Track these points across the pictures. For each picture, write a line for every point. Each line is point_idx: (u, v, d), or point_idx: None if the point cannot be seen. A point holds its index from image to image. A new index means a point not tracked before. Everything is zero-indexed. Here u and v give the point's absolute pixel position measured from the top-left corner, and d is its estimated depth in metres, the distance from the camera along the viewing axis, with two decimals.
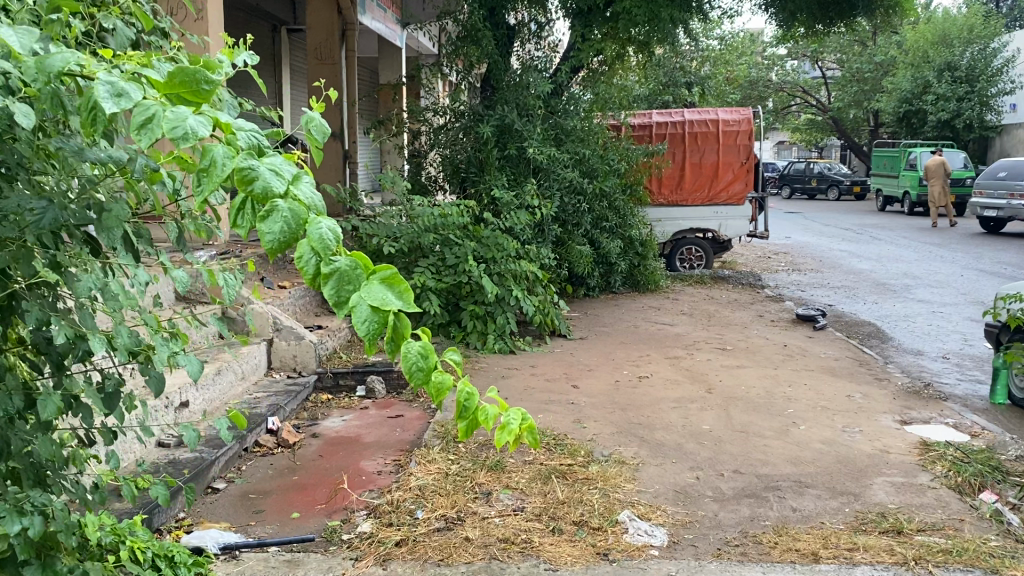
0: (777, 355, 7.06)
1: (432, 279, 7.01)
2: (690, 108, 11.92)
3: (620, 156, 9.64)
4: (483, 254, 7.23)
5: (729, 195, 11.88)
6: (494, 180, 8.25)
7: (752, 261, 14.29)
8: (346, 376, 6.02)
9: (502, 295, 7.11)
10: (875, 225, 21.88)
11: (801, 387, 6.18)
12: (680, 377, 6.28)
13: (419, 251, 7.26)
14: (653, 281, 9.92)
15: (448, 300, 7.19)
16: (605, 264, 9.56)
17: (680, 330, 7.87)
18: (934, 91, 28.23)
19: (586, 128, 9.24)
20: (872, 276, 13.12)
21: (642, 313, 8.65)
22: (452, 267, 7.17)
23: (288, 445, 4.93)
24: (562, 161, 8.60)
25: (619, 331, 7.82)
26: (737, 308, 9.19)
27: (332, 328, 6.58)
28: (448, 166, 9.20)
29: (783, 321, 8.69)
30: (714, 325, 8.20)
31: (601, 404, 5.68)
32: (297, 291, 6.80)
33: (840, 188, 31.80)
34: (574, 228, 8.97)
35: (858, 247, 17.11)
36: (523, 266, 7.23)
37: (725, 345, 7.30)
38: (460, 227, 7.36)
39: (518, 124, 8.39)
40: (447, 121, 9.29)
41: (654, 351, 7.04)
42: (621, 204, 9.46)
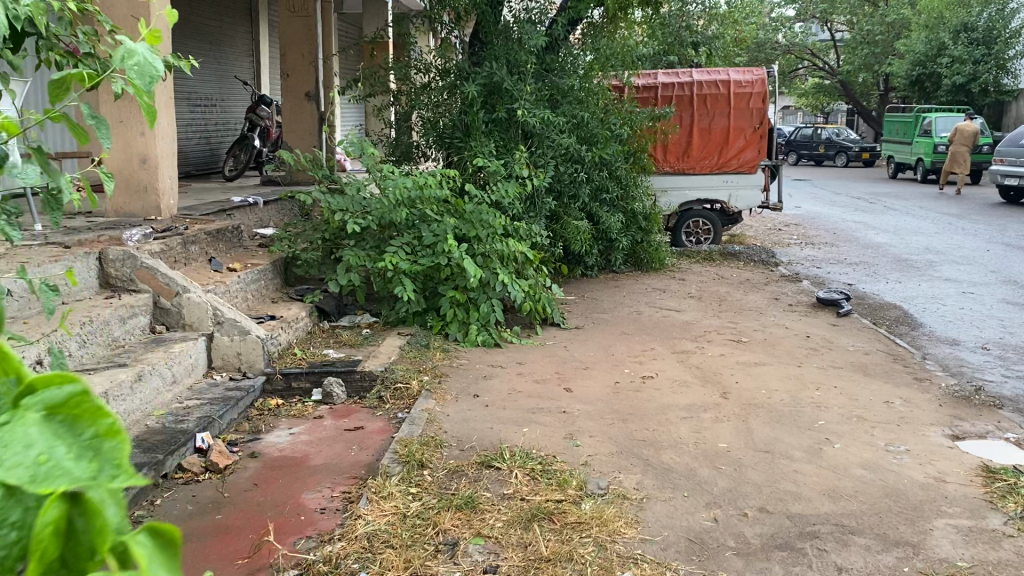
0: (799, 350, 6.18)
1: (405, 259, 6.13)
2: (699, 68, 10.93)
3: (622, 121, 8.67)
4: (465, 231, 6.34)
5: (740, 162, 10.96)
6: (481, 146, 7.33)
7: (763, 234, 13.38)
8: (299, 377, 5.18)
9: (486, 278, 6.23)
10: (888, 194, 20.89)
11: (831, 391, 5.30)
12: (689, 379, 5.40)
13: (393, 228, 6.38)
14: (658, 259, 8.99)
15: (425, 284, 6.31)
16: (605, 241, 8.61)
17: (687, 318, 6.98)
18: (949, 54, 27.08)
19: (586, 85, 8.25)
20: (892, 251, 12.21)
21: (645, 296, 7.75)
22: (429, 246, 6.29)
23: (218, 469, 4.10)
24: (559, 125, 7.66)
25: (619, 318, 6.93)
26: (749, 291, 8.29)
27: (288, 319, 5.73)
28: (430, 130, 8.25)
29: (801, 305, 7.79)
30: (725, 312, 7.31)
31: (597, 413, 4.82)
32: (248, 276, 5.95)
33: (849, 154, 30.72)
34: (570, 200, 8.04)
35: (875, 218, 16.13)
36: (511, 246, 6.34)
37: (739, 337, 6.41)
38: (440, 200, 6.44)
39: (508, 82, 7.42)
40: (431, 81, 8.37)
41: (658, 344, 6.16)
42: (622, 173, 8.50)
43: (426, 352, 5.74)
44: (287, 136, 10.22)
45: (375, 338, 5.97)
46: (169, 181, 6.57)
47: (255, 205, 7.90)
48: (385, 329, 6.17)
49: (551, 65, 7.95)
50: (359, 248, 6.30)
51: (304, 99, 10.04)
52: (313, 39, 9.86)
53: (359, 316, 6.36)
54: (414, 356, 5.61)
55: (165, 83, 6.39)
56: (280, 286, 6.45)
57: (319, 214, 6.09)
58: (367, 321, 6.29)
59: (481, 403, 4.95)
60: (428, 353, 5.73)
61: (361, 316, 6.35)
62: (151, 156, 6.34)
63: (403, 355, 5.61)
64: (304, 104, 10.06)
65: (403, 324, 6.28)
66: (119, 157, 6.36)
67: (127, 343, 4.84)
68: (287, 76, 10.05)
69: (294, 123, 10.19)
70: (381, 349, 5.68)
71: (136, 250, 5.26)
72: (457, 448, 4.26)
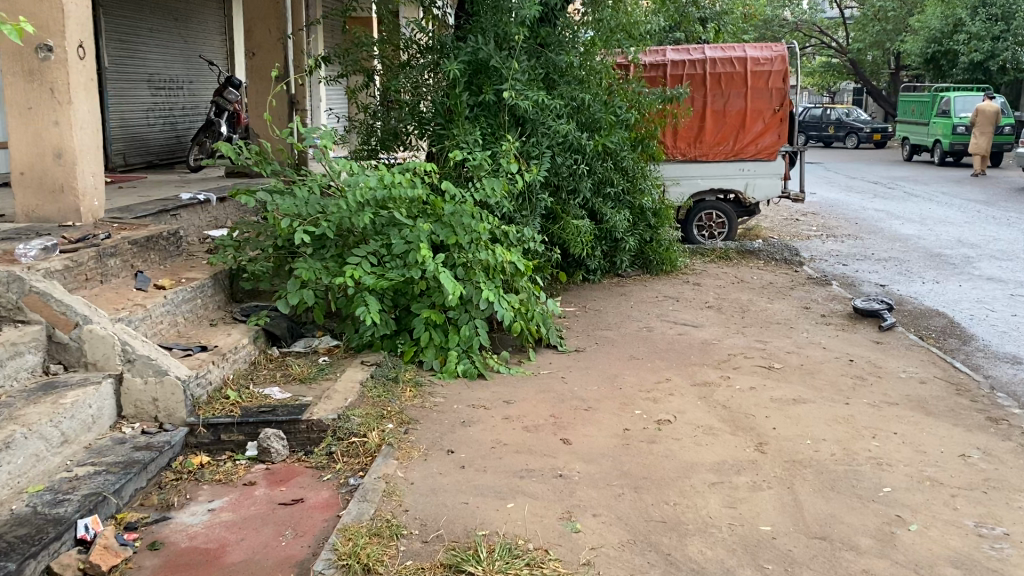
0: (843, 381, 5.14)
1: (369, 272, 5.09)
2: (712, 44, 9.90)
3: (628, 105, 7.59)
4: (443, 237, 5.29)
5: (759, 149, 9.89)
6: (465, 134, 6.28)
7: (779, 227, 12.32)
8: (230, 427, 4.15)
9: (468, 295, 5.19)
10: (906, 178, 19.78)
11: (892, 441, 4.26)
12: (717, 426, 4.38)
13: (358, 234, 5.34)
14: (670, 261, 7.94)
15: (394, 302, 5.27)
16: (610, 241, 7.53)
17: (706, 336, 5.94)
18: (966, 30, 25.91)
19: (587, 63, 7.18)
20: (922, 244, 11.15)
21: (656, 307, 6.71)
22: (400, 255, 5.25)
23: (101, 572, 3.09)
24: (556, 108, 6.60)
25: (626, 336, 5.91)
26: (775, 299, 7.24)
27: (225, 348, 4.71)
28: (409, 115, 7.19)
29: (836, 317, 6.75)
30: (750, 327, 6.27)
31: (602, 478, 3.80)
32: (178, 295, 4.91)
33: (860, 135, 29.48)
34: (569, 196, 6.98)
35: (897, 205, 15.04)
36: (497, 255, 5.29)
37: (770, 363, 5.38)
38: (413, 200, 5.39)
39: (497, 58, 6.36)
40: (412, 58, 7.33)
41: (674, 374, 5.12)
42: (629, 164, 7.44)
43: (393, 389, 4.72)
44: (254, 122, 9.18)
45: (333, 370, 4.94)
46: (92, 179, 5.54)
47: (207, 202, 6.92)
48: (346, 358, 5.14)
49: (549, 37, 6.87)
50: (315, 257, 5.26)
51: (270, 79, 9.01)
52: (280, 14, 8.79)
53: (318, 339, 5.34)
54: (377, 395, 4.59)
55: (83, 62, 5.34)
56: (222, 305, 5.42)
57: (265, 219, 5.03)
58: (325, 346, 5.27)
59: (455, 462, 3.92)
60: (396, 390, 4.70)
61: (321, 340, 5.34)
62: (67, 149, 5.30)
63: (364, 396, 4.58)
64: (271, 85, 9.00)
65: (369, 350, 5.25)
66: (30, 151, 5.32)
67: (5, 391, 3.81)
68: (251, 54, 9.00)
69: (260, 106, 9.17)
70: (338, 385, 4.66)
71: (28, 269, 4.23)
72: (418, 540, 3.24)
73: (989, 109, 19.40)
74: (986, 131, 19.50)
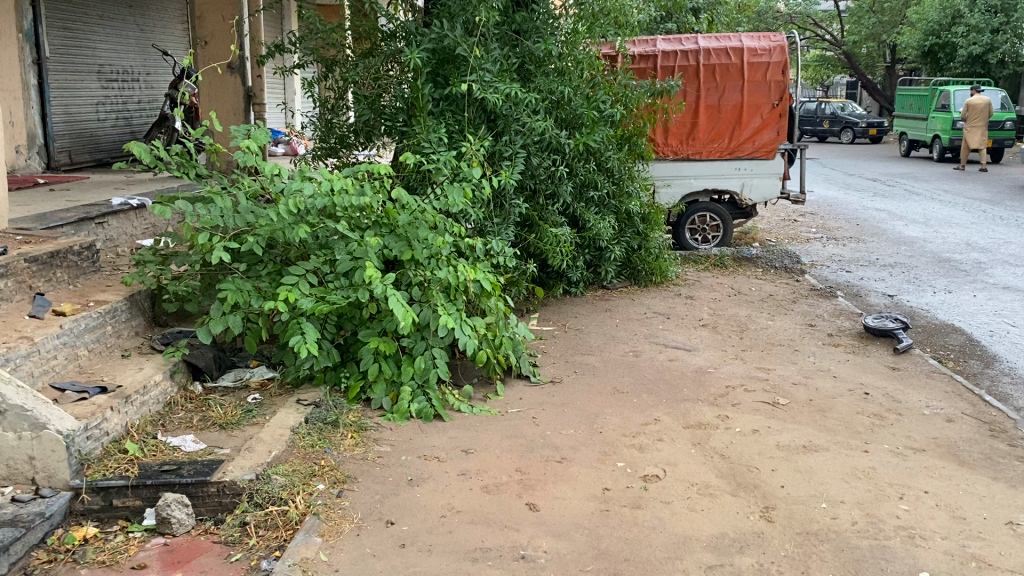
0: (859, 421, 4.42)
1: (307, 293, 4.36)
2: (706, 34, 9.17)
3: (613, 99, 6.84)
4: (396, 253, 4.55)
5: (757, 146, 9.19)
6: (429, 133, 5.54)
7: (776, 229, 11.62)
8: (124, 490, 3.41)
9: (423, 320, 4.45)
10: (905, 174, 19.09)
11: (923, 504, 3.55)
12: (715, 485, 3.66)
13: (297, 248, 4.61)
14: (660, 270, 7.19)
15: (337, 327, 4.54)
16: (593, 250, 6.77)
17: (701, 362, 5.22)
18: (965, 22, 25.20)
19: (569, 52, 6.42)
20: (928, 248, 10.46)
21: (644, 325, 5.98)
22: (345, 273, 4.52)
23: None
24: (532, 103, 5.85)
25: (610, 363, 5.18)
26: (776, 315, 6.52)
27: (134, 388, 3.97)
28: (369, 110, 6.45)
29: (846, 337, 6.03)
30: (750, 350, 5.55)
31: (573, 561, 3.07)
32: (80, 323, 4.15)
33: (855, 129, 28.79)
34: (548, 201, 6.23)
35: (900, 205, 14.33)
36: (459, 273, 4.55)
37: (775, 397, 4.65)
38: (362, 210, 4.63)
39: (465, 46, 5.60)
40: (374, 47, 6.60)
41: (665, 413, 4.40)
42: (615, 165, 6.70)
43: (331, 437, 3.99)
44: (208, 117, 8.41)
45: (262, 411, 4.21)
46: None
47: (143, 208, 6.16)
48: (281, 395, 4.40)
49: (526, 23, 6.10)
50: (247, 277, 4.51)
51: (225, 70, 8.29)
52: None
53: (250, 371, 4.62)
54: (309, 448, 3.85)
55: None
56: (140, 330, 4.68)
57: (183, 234, 4.27)
58: (258, 379, 4.55)
59: (394, 540, 3.19)
60: (334, 439, 3.96)
61: (255, 370, 4.63)
62: None
63: (294, 447, 3.84)
64: (225, 77, 8.25)
65: (310, 385, 4.49)
66: None
67: None
68: (205, 42, 8.26)
69: (215, 100, 8.42)
70: (266, 431, 3.92)
71: None
72: None
73: (979, 102, 19.02)
74: (978, 126, 19.24)
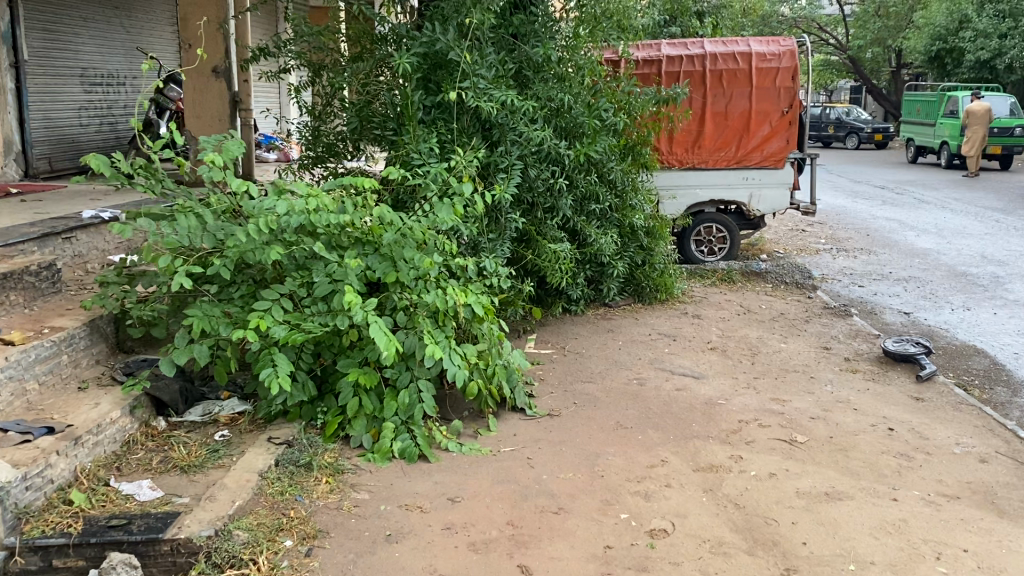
0: (885, 462, 4.04)
1: (281, 320, 3.98)
2: (713, 38, 8.78)
3: (615, 107, 6.45)
4: (379, 275, 4.18)
5: (765, 155, 8.81)
6: (419, 143, 5.16)
7: (784, 239, 11.24)
8: (65, 549, 3.04)
9: (408, 348, 4.07)
10: (913, 182, 18.70)
11: (964, 565, 3.15)
12: (730, 542, 3.27)
13: (272, 269, 4.23)
14: (665, 287, 6.81)
15: (315, 356, 4.16)
16: (595, 266, 6.38)
17: (710, 392, 4.84)
18: (973, 26, 24.81)
19: (570, 57, 6.04)
20: (942, 261, 10.07)
21: (648, 348, 5.60)
22: (323, 297, 4.15)
23: None
24: (529, 110, 5.47)
25: (613, 393, 4.80)
26: (788, 337, 6.13)
27: (87, 426, 3.58)
28: (357, 118, 6.07)
29: (864, 362, 5.64)
30: (762, 378, 5.16)
31: None
32: (30, 353, 3.76)
33: (860, 135, 28.41)
34: (547, 215, 5.85)
35: (910, 214, 13.94)
36: (448, 298, 4.16)
37: (792, 434, 4.27)
38: (343, 228, 4.25)
39: (458, 49, 5.22)
40: (362, 51, 6.22)
41: (672, 453, 4.02)
42: (618, 176, 6.32)
43: (304, 483, 3.60)
44: (191, 123, 8.01)
45: (229, 452, 3.82)
46: None
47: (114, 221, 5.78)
48: (252, 433, 4.02)
49: (523, 25, 5.72)
50: (216, 302, 4.13)
51: (209, 74, 7.89)
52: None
53: (220, 404, 4.23)
54: (278, 497, 3.46)
55: None
56: (100, 358, 4.30)
57: (143, 254, 3.88)
58: (228, 413, 4.17)
59: None
60: (307, 486, 3.58)
61: (226, 402, 4.24)
62: None
63: (261, 495, 3.45)
64: (210, 82, 7.87)
65: (284, 420, 4.11)
66: None
67: None
68: (188, 45, 7.87)
69: (199, 106, 8.00)
70: (231, 475, 3.54)
71: None
72: None
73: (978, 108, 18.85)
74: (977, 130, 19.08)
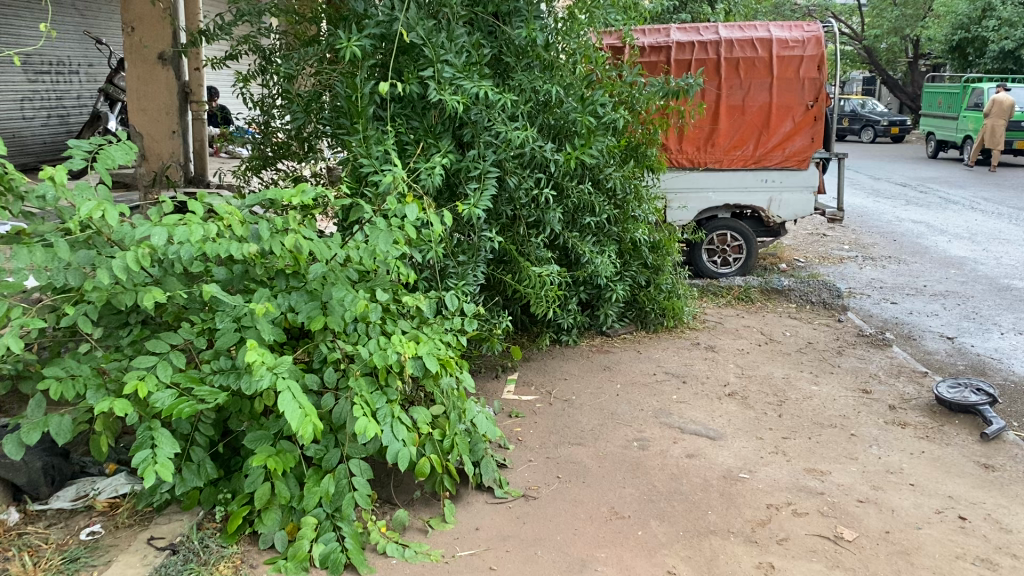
0: (962, 571, 3.05)
1: (167, 382, 3.04)
2: (727, 23, 7.80)
3: (613, 102, 5.46)
4: (304, 321, 3.24)
5: (786, 155, 7.81)
6: (371, 146, 4.20)
7: (804, 246, 10.26)
8: None
9: (336, 418, 3.12)
10: (936, 179, 17.62)
11: None
12: None
13: (167, 311, 3.29)
14: (673, 312, 5.82)
15: (219, 423, 3.23)
16: (590, 288, 5.40)
17: (730, 460, 3.86)
18: (997, 15, 23.61)
19: (561, 41, 5.04)
20: (981, 272, 9.04)
21: (653, 395, 4.62)
22: (229, 349, 3.22)
23: None
24: (508, 105, 4.48)
25: (607, 459, 3.83)
26: (819, 376, 5.15)
27: None
28: (305, 114, 5.09)
29: (916, 413, 4.65)
30: (793, 438, 4.18)
31: None
32: None
33: (876, 128, 27.31)
34: (531, 230, 4.87)
35: (939, 216, 12.90)
36: (390, 351, 3.20)
37: (837, 528, 3.30)
38: (258, 258, 3.30)
39: (420, 30, 4.23)
40: (318, 32, 5.24)
41: (681, 561, 3.05)
42: (617, 184, 5.33)
43: None
44: (134, 117, 7.02)
45: (91, 561, 2.88)
46: None
47: None
48: (132, 529, 3.08)
49: (504, 2, 4.71)
50: (91, 355, 3.20)
51: (155, 62, 6.85)
52: None
53: (100, 482, 3.29)
54: None
55: None
56: None
57: None
58: (106, 497, 3.22)
59: None
60: None
61: (108, 480, 3.29)
62: None
63: None
64: (156, 71, 6.88)
65: (178, 510, 3.18)
66: None
67: None
68: (129, 28, 6.72)
69: (143, 97, 6.98)
70: None
71: None
72: None
73: (1003, 101, 17.79)
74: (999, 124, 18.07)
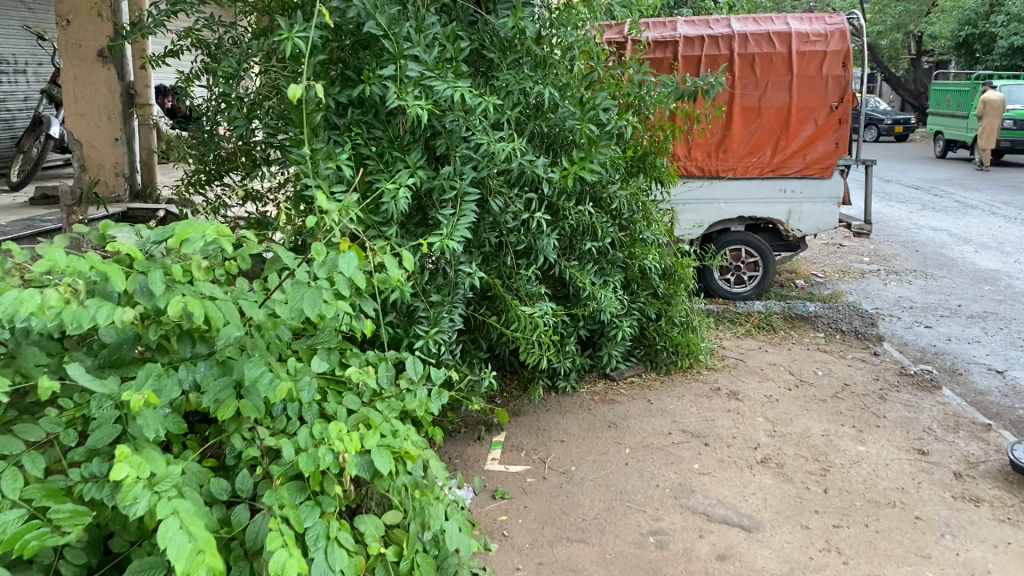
0: None
1: (13, 500, 2.15)
2: (741, 15, 7.02)
3: (618, 105, 4.63)
4: (209, 409, 2.40)
5: (808, 161, 6.95)
6: (319, 162, 3.37)
7: (821, 260, 9.44)
8: None
9: (250, 544, 2.28)
10: (949, 182, 16.80)
11: None
12: None
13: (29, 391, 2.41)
14: (688, 349, 4.99)
15: (95, 547, 2.40)
16: (592, 324, 4.56)
17: (772, 563, 3.02)
18: (1005, 10, 22.83)
19: (556, 33, 4.21)
20: (1018, 289, 8.19)
21: (670, 463, 3.79)
22: (109, 448, 2.37)
23: None
24: (490, 111, 3.65)
25: (616, 564, 2.99)
26: (864, 432, 4.31)
27: None
28: (248, 123, 4.24)
29: (989, 484, 3.80)
30: (848, 526, 3.35)
31: None
32: None
33: (881, 127, 26.48)
34: (521, 260, 4.05)
35: (960, 222, 12.08)
36: (321, 451, 2.35)
37: None
38: (149, 323, 2.44)
39: (380, 18, 3.37)
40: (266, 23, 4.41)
41: None
42: (622, 202, 4.50)
43: None
44: (71, 121, 6.14)
45: None
46: None
47: None
48: None
49: None
50: None
51: (93, 60, 6.02)
52: None
53: None
54: None
55: None
56: None
57: None
58: None
59: None
60: None
61: None
62: None
63: None
64: (95, 68, 6.06)
65: None
66: None
67: None
68: (65, 21, 6.01)
69: (82, 99, 6.14)
70: None
71: None
72: None
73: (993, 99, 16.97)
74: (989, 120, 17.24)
